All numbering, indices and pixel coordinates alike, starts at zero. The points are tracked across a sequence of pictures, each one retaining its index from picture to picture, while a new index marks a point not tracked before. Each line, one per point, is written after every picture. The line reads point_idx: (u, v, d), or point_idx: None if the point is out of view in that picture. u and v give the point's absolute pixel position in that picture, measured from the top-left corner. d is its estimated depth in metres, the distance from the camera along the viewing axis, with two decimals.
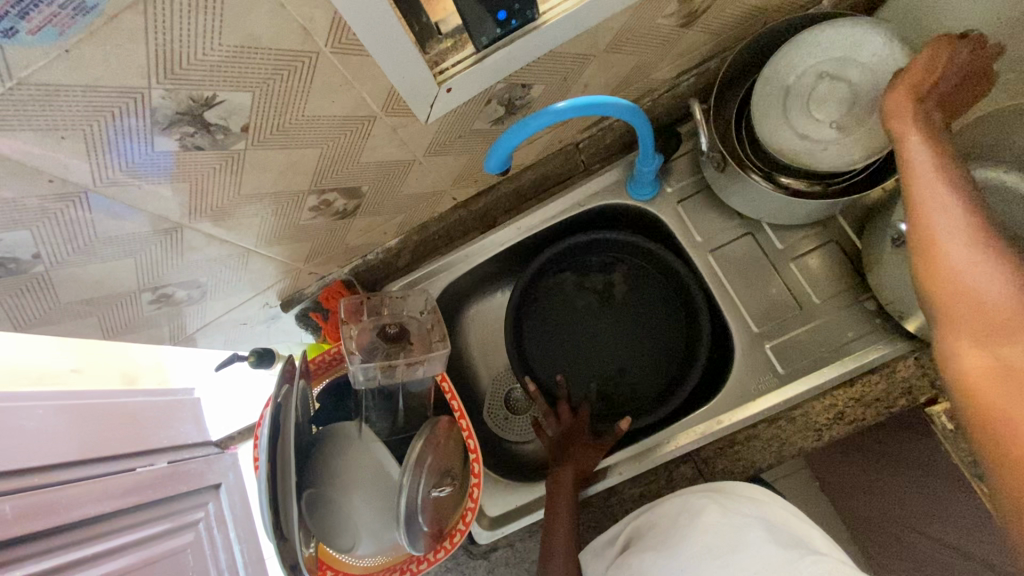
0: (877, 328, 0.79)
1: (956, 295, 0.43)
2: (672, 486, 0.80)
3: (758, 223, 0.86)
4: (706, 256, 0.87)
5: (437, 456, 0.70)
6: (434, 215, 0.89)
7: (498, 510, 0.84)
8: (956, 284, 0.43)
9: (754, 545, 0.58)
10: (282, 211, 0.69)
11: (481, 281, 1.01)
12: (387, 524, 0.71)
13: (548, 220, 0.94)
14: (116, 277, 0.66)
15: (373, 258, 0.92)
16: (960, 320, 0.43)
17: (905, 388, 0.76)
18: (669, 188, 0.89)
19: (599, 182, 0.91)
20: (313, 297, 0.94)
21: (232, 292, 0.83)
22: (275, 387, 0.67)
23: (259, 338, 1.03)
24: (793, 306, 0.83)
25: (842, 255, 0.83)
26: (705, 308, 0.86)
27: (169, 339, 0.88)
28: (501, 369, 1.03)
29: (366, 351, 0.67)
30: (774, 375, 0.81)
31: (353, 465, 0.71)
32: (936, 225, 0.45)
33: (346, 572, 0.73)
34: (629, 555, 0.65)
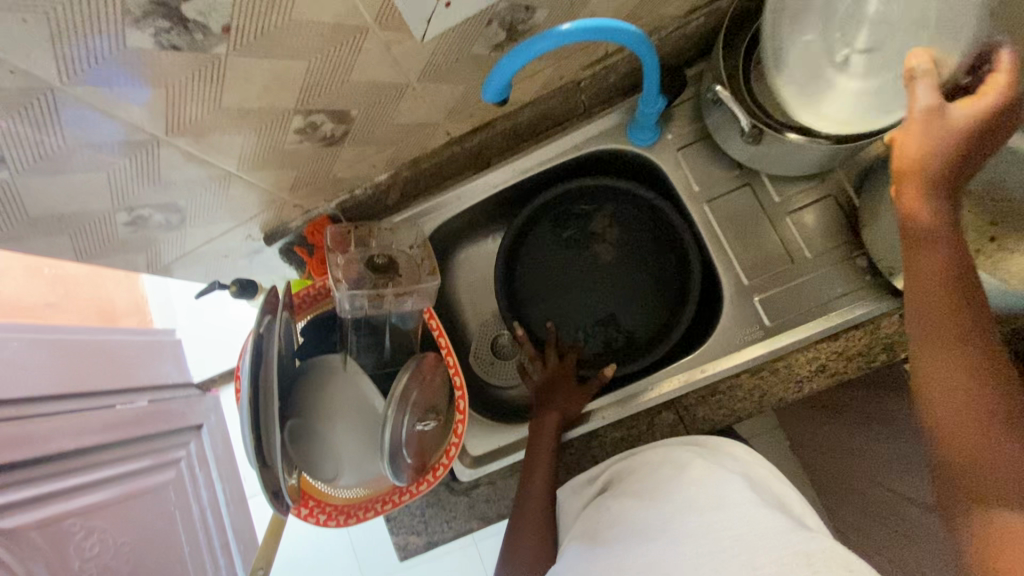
0: (866, 285, 0.79)
1: (935, 365, 0.50)
2: (653, 431, 0.82)
3: (757, 174, 0.84)
4: (703, 207, 0.86)
5: (422, 391, 0.70)
6: (426, 150, 0.85)
7: (480, 450, 0.87)
8: (937, 356, 0.50)
9: (729, 500, 0.57)
10: (265, 131, 0.65)
11: (473, 224, 0.99)
12: (371, 456, 0.71)
13: (544, 163, 0.91)
14: (87, 194, 0.62)
15: (361, 194, 0.88)
16: (933, 381, 0.50)
17: (886, 343, 0.77)
18: (670, 134, 0.87)
19: (599, 125, 0.88)
20: (298, 231, 0.91)
21: (213, 220, 0.79)
22: (257, 317, 0.65)
23: (241, 273, 1.00)
24: (784, 260, 0.83)
25: (839, 211, 0.82)
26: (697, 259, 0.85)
27: (146, 268, 0.84)
28: (490, 315, 1.02)
29: (352, 281, 0.67)
30: (761, 327, 0.81)
31: (338, 397, 0.70)
32: (931, 301, 0.51)
33: (327, 502, 0.74)
34: (608, 503, 0.65)
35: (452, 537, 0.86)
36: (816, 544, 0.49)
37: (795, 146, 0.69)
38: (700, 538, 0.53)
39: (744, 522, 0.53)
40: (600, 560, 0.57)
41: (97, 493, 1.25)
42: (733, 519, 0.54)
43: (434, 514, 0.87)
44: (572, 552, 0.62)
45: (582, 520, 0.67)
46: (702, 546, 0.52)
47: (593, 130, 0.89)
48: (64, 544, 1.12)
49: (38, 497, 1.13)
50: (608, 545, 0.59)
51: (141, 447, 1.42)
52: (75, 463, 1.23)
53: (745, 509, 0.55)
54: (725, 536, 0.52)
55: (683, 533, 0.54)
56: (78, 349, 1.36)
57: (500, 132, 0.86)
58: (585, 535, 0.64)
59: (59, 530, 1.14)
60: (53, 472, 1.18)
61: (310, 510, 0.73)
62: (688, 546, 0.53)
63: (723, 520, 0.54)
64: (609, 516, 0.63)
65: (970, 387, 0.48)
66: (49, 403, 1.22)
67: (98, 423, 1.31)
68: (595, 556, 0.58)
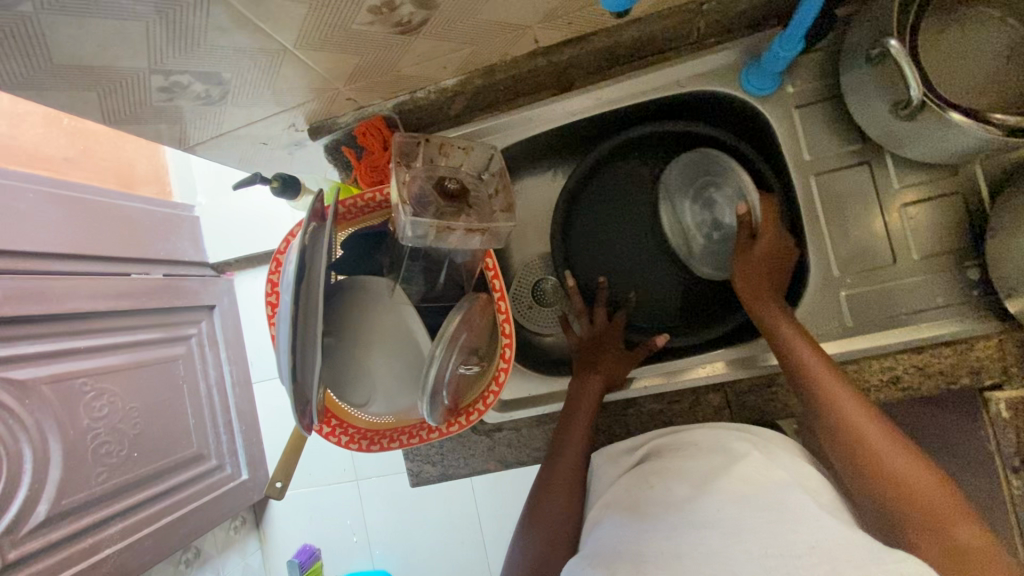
0: (969, 300, 0.70)
1: (843, 426, 0.58)
2: (695, 411, 0.78)
3: (881, 153, 0.73)
4: (810, 179, 0.75)
5: (470, 334, 0.64)
6: (506, 58, 0.73)
7: (510, 396, 0.84)
8: (842, 416, 0.58)
9: (794, 501, 0.52)
10: (332, 3, 0.53)
11: (537, 152, 0.88)
12: (404, 390, 0.66)
13: (635, 97, 0.79)
14: (119, 48, 0.52)
15: (423, 97, 0.77)
16: (845, 440, 0.57)
17: (974, 368, 0.70)
18: (790, 88, 0.75)
19: (710, 62, 0.75)
20: (346, 129, 0.81)
21: (257, 101, 0.69)
22: (304, 224, 0.59)
23: (278, 164, 0.91)
24: (884, 257, 0.73)
25: (961, 211, 0.71)
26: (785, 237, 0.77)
27: (178, 142, 0.76)
28: (537, 255, 0.94)
29: (417, 202, 0.54)
30: (840, 325, 0.74)
31: (378, 323, 0.65)
32: (814, 377, 0.62)
33: (349, 423, 0.70)
34: (651, 478, 0.62)
35: (466, 473, 0.85)
36: (916, 567, 0.43)
37: (954, 129, 0.58)
38: (771, 539, 0.48)
39: (820, 529, 0.48)
40: (647, 538, 0.52)
41: (109, 358, 1.27)
42: (805, 524, 0.49)
43: (452, 449, 0.85)
44: (607, 525, 0.58)
45: (617, 488, 0.64)
46: (773, 546, 0.47)
47: (700, 67, 0.76)
48: (73, 400, 1.17)
49: (49, 353, 1.14)
50: (652, 522, 0.54)
51: (155, 321, 1.41)
52: (89, 326, 1.24)
53: (815, 514, 0.50)
54: (798, 540, 0.47)
55: (746, 526, 0.49)
56: (96, 212, 1.30)
57: (595, 51, 0.73)
58: (621, 506, 0.60)
59: (70, 387, 1.17)
60: (65, 330, 1.19)
61: (332, 430, 0.68)
62: (755, 544, 0.48)
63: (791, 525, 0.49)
64: (653, 493, 0.59)
65: (874, 433, 0.56)
66: (64, 261, 1.21)
67: (113, 290, 1.29)
68: (638, 531, 0.54)
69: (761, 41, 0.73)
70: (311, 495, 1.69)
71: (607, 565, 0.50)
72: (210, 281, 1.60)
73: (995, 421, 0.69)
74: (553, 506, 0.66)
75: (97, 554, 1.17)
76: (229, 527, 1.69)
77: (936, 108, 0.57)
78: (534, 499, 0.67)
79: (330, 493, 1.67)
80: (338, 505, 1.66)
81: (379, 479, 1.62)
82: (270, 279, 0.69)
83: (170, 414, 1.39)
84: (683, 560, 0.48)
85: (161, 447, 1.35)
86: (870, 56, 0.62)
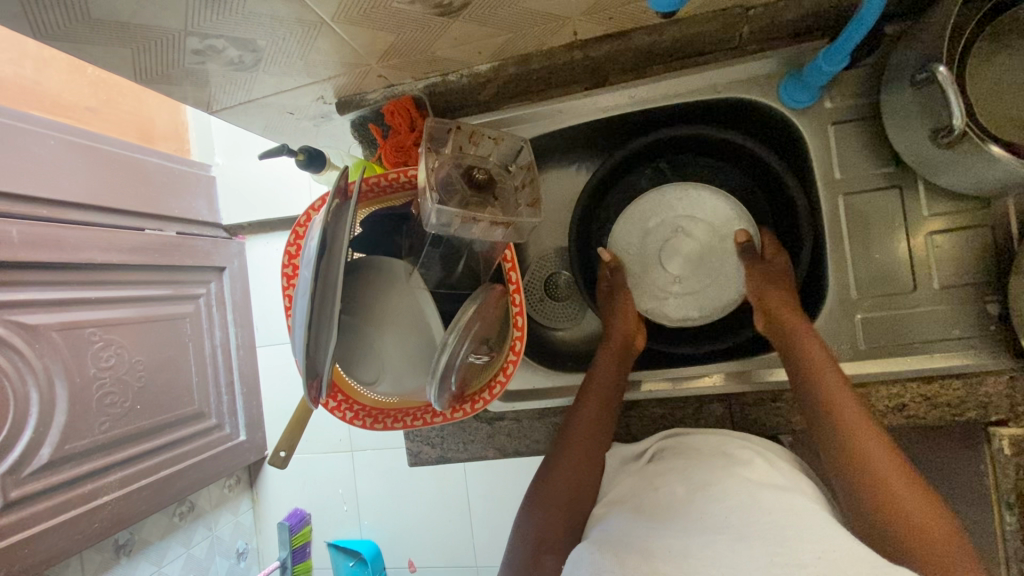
0: (984, 335, 0.70)
1: (857, 449, 0.57)
2: (697, 418, 0.78)
3: (914, 178, 0.72)
4: (838, 198, 0.74)
5: (484, 324, 0.64)
6: (543, 47, 0.71)
7: (514, 387, 0.84)
8: (858, 442, 0.57)
9: (797, 509, 0.53)
10: None
11: (563, 146, 0.88)
12: (414, 373, 0.67)
13: (669, 98, 0.77)
14: (156, 6, 0.52)
15: (455, 80, 0.76)
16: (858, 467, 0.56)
17: (982, 402, 0.69)
18: (828, 102, 0.73)
19: (750, 69, 0.74)
20: (374, 106, 0.81)
21: (288, 70, 0.69)
22: (328, 201, 0.59)
23: (301, 134, 0.91)
24: (905, 283, 0.73)
25: (986, 244, 0.70)
26: (807, 254, 0.77)
27: (205, 105, 0.76)
28: (553, 249, 0.94)
29: (443, 188, 0.54)
30: (851, 346, 0.74)
31: (393, 304, 0.65)
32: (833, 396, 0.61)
33: (355, 400, 0.70)
34: (658, 479, 0.63)
35: (465, 458, 0.86)
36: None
37: (993, 163, 0.57)
38: (776, 543, 0.48)
39: (826, 539, 0.49)
40: (654, 536, 0.53)
41: (118, 310, 1.28)
42: (811, 532, 0.49)
43: (452, 432, 0.86)
44: (613, 519, 0.59)
45: (623, 489, 0.66)
46: (778, 552, 0.47)
47: (739, 73, 0.74)
48: (82, 349, 1.19)
49: (60, 301, 1.16)
50: (659, 523, 0.55)
51: (165, 278, 1.42)
52: (101, 277, 1.25)
53: (819, 524, 0.51)
54: (796, 547, 0.48)
55: (750, 532, 0.50)
56: (115, 165, 1.31)
57: (633, 47, 0.72)
58: (628, 505, 0.62)
59: (79, 336, 1.18)
60: (77, 280, 1.20)
61: (338, 404, 0.69)
62: (759, 548, 0.48)
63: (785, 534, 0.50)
64: (659, 494, 0.60)
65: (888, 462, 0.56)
66: (80, 212, 1.22)
67: (127, 244, 1.30)
68: (645, 528, 0.55)
69: (804, 53, 0.71)
70: (306, 461, 1.72)
71: (617, 555, 0.51)
72: (222, 243, 1.61)
73: (996, 456, 0.69)
74: (557, 496, 0.67)
75: (96, 500, 1.20)
76: (223, 485, 1.72)
77: (976, 139, 0.55)
78: (536, 488, 0.69)
79: (324, 462, 1.70)
80: (332, 473, 1.69)
81: (374, 452, 1.65)
82: (289, 253, 0.69)
83: (175, 371, 1.41)
84: (690, 559, 0.48)
85: (164, 402, 1.37)
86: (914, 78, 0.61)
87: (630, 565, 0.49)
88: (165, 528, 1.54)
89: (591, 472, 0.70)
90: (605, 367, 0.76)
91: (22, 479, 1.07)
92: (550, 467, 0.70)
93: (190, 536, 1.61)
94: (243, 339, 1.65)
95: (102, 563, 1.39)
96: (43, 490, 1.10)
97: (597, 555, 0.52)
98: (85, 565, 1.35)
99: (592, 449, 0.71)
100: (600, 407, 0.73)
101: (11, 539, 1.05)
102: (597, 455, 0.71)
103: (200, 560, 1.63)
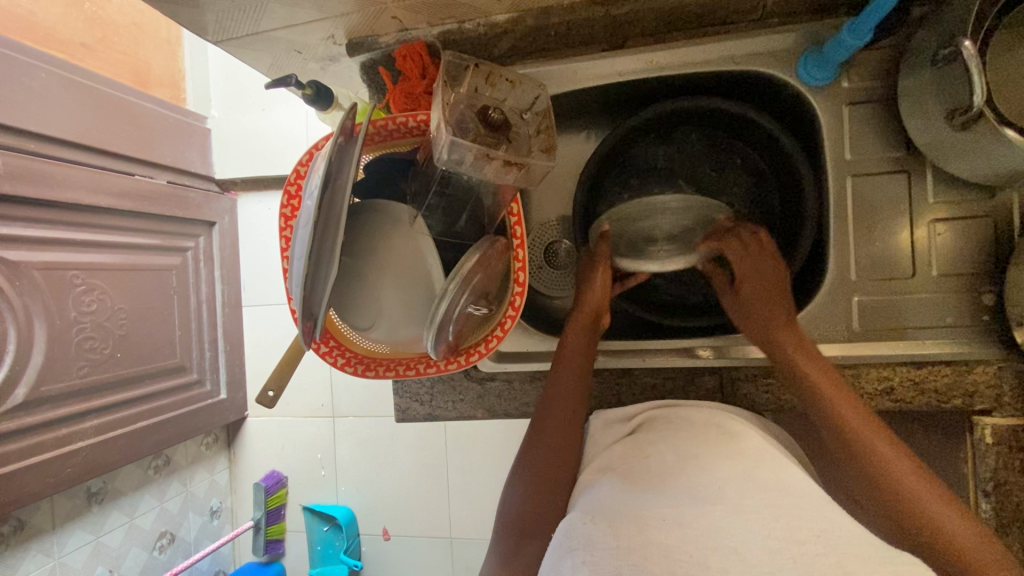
0: (976, 323, 0.71)
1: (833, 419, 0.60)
2: (688, 391, 0.79)
3: (923, 165, 0.72)
4: (846, 178, 0.74)
5: (484, 276, 0.63)
6: (565, 1, 0.70)
7: (508, 348, 0.83)
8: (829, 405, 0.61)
9: (789, 481, 0.53)
10: None
11: (574, 110, 0.87)
12: (410, 321, 0.65)
13: (687, 67, 0.76)
14: None
15: (471, 29, 0.74)
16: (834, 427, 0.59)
17: (968, 392, 0.70)
18: (845, 82, 0.73)
19: (770, 41, 0.73)
20: (386, 51, 0.78)
21: (302, 2, 0.66)
22: (335, 133, 0.57)
23: (307, 77, 0.88)
24: (903, 269, 0.73)
25: (987, 234, 0.70)
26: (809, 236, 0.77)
27: (211, 32, 0.73)
28: (556, 215, 0.93)
29: (455, 125, 0.52)
30: (846, 328, 0.74)
31: (393, 247, 0.64)
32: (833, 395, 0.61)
33: (348, 347, 0.69)
34: (646, 449, 0.63)
35: (452, 417, 0.86)
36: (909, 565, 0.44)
37: (1006, 146, 0.56)
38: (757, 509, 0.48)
39: (815, 515, 0.49)
40: (647, 504, 0.51)
41: (101, 253, 1.24)
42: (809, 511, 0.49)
43: (442, 391, 0.86)
44: (605, 487, 0.57)
45: (613, 453, 0.66)
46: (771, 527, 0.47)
47: (758, 45, 0.73)
48: (63, 290, 1.15)
49: (43, 240, 1.12)
50: (657, 493, 0.53)
51: (155, 227, 1.38)
52: (88, 219, 1.21)
53: (811, 502, 0.51)
54: (799, 525, 0.47)
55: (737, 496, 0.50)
56: (110, 107, 1.27)
57: (657, 10, 0.71)
58: (617, 470, 0.61)
59: (61, 277, 1.15)
60: (62, 219, 1.16)
61: (329, 350, 0.67)
62: (755, 521, 0.47)
63: (776, 501, 0.50)
64: (648, 461, 0.60)
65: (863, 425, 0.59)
66: (70, 149, 1.18)
67: (116, 188, 1.26)
68: (633, 497, 0.53)
69: (827, 30, 0.71)
70: (287, 423, 1.71)
71: (610, 523, 0.49)
72: (214, 197, 1.57)
73: (977, 445, 0.72)
74: (542, 459, 0.68)
75: (70, 445, 1.18)
76: (201, 442, 1.71)
77: (994, 122, 0.55)
78: (525, 450, 0.69)
79: (306, 423, 1.69)
80: (312, 437, 1.68)
81: (356, 418, 1.64)
82: (289, 192, 0.68)
83: (158, 321, 1.38)
84: (686, 527, 0.47)
85: (145, 352, 1.34)
86: (935, 59, 0.60)
87: (625, 535, 0.47)
88: (138, 481, 1.52)
89: (574, 429, 0.71)
90: (580, 334, 0.75)
91: None
92: (534, 427, 0.71)
93: (164, 491, 1.59)
94: (230, 296, 1.62)
95: (73, 510, 1.36)
96: (17, 430, 1.08)
97: (589, 524, 0.50)
98: (55, 511, 1.32)
99: (573, 412, 0.71)
100: (580, 377, 0.73)
101: None
102: (578, 419, 0.72)
103: (173, 515, 1.62)
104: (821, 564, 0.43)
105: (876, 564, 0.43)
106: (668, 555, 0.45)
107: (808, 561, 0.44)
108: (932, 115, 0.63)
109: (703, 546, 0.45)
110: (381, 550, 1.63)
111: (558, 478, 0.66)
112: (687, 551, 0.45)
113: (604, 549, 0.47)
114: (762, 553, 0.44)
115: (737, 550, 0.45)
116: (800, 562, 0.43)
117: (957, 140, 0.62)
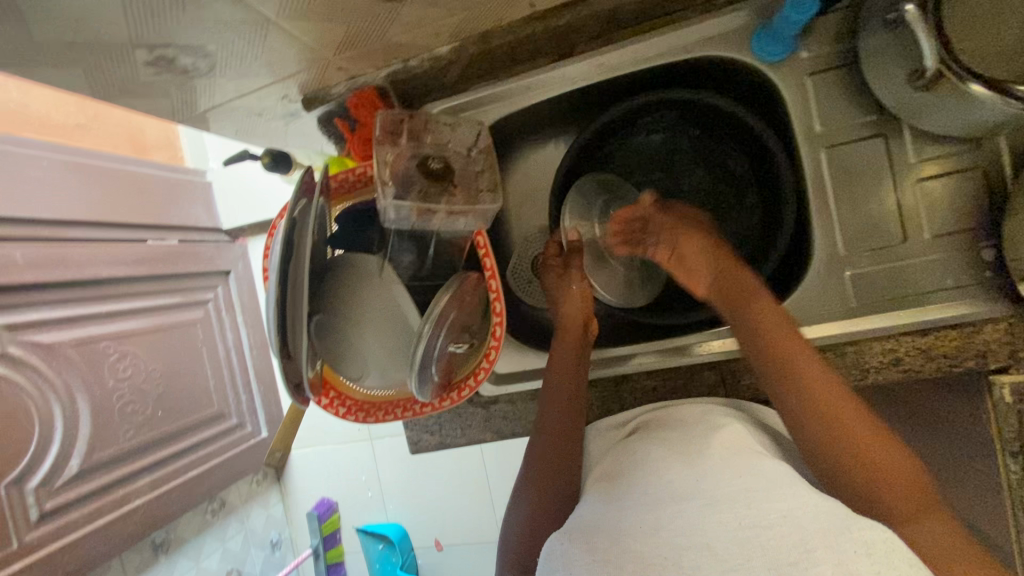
0: (979, 280, 0.67)
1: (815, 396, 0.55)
2: (688, 388, 0.79)
3: (897, 125, 0.69)
4: (819, 152, 0.72)
5: (460, 311, 0.64)
6: (501, 23, 0.70)
7: (505, 369, 0.85)
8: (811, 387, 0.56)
9: (781, 476, 0.52)
10: None
11: (537, 122, 0.86)
12: (398, 364, 0.67)
13: (638, 63, 0.74)
14: (100, 18, 0.51)
15: (416, 66, 0.75)
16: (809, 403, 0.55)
17: (981, 351, 0.66)
18: (805, 53, 0.70)
19: (718, 25, 0.70)
20: (340, 100, 0.80)
21: (248, 73, 0.68)
22: (292, 198, 0.59)
23: (275, 135, 0.91)
24: (894, 234, 0.70)
25: (980, 188, 0.66)
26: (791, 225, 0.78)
27: (174, 116, 0.75)
28: (536, 229, 0.93)
29: (400, 183, 0.60)
30: (842, 305, 0.72)
31: (366, 299, 0.65)
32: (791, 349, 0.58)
33: (348, 396, 0.71)
34: (637, 452, 0.63)
35: (463, 443, 0.88)
36: (875, 532, 0.44)
37: (973, 101, 0.53)
38: (744, 503, 0.48)
39: (792, 499, 0.48)
40: (625, 514, 0.51)
41: (128, 321, 1.27)
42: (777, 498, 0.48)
43: (450, 419, 0.88)
44: (588, 502, 0.58)
45: (607, 460, 0.67)
46: (753, 520, 0.46)
47: (709, 30, 0.71)
48: (98, 363, 1.18)
49: (70, 317, 1.15)
50: (629, 498, 0.54)
51: (171, 286, 1.40)
52: (111, 291, 1.24)
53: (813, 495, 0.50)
54: (771, 509, 0.47)
55: (722, 498, 0.49)
56: (110, 179, 1.30)
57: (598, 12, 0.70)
58: (611, 477, 0.62)
59: (94, 350, 1.18)
60: (88, 295, 1.19)
61: (330, 400, 0.69)
62: (724, 520, 0.47)
63: (762, 490, 0.49)
64: (637, 463, 0.60)
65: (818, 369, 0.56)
66: (81, 229, 1.21)
67: (130, 256, 1.29)
68: (618, 506, 0.53)
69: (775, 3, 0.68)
70: (328, 452, 1.77)
71: (586, 540, 0.49)
72: (224, 246, 1.58)
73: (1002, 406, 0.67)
74: (550, 458, 0.67)
75: (127, 504, 1.22)
76: (251, 480, 1.79)
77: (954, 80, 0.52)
78: (534, 457, 0.68)
79: (345, 450, 1.74)
80: (353, 462, 1.74)
81: (390, 440, 1.68)
82: (267, 256, 0.71)
83: (192, 375, 1.40)
84: (661, 533, 0.47)
85: (182, 407, 1.35)
86: (888, 20, 0.58)
87: (600, 549, 0.48)
88: (198, 526, 1.60)
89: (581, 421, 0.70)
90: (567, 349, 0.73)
91: (55, 491, 1.09)
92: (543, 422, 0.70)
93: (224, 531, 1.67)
94: (255, 338, 1.64)
95: (142, 563, 1.45)
96: (75, 499, 1.12)
97: (567, 546, 0.50)
98: (125, 566, 1.41)
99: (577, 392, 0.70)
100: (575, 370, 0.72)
101: (50, 547, 1.08)
102: (581, 404, 0.71)
103: (237, 552, 1.70)
104: (782, 548, 0.43)
105: (837, 537, 0.43)
106: (643, 563, 0.45)
107: (770, 544, 0.44)
108: (896, 77, 0.60)
109: (675, 549, 0.45)
110: (434, 563, 1.66)
111: (562, 477, 0.66)
112: (661, 555, 0.45)
113: (581, 564, 0.47)
114: (735, 546, 0.44)
115: (710, 546, 0.45)
116: (768, 551, 0.43)
117: (921, 104, 0.59)
